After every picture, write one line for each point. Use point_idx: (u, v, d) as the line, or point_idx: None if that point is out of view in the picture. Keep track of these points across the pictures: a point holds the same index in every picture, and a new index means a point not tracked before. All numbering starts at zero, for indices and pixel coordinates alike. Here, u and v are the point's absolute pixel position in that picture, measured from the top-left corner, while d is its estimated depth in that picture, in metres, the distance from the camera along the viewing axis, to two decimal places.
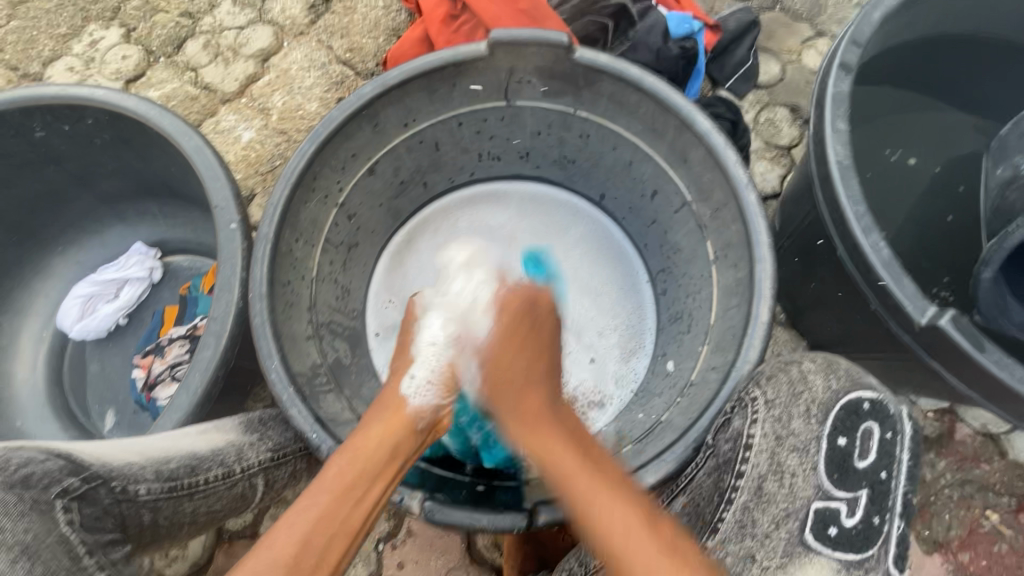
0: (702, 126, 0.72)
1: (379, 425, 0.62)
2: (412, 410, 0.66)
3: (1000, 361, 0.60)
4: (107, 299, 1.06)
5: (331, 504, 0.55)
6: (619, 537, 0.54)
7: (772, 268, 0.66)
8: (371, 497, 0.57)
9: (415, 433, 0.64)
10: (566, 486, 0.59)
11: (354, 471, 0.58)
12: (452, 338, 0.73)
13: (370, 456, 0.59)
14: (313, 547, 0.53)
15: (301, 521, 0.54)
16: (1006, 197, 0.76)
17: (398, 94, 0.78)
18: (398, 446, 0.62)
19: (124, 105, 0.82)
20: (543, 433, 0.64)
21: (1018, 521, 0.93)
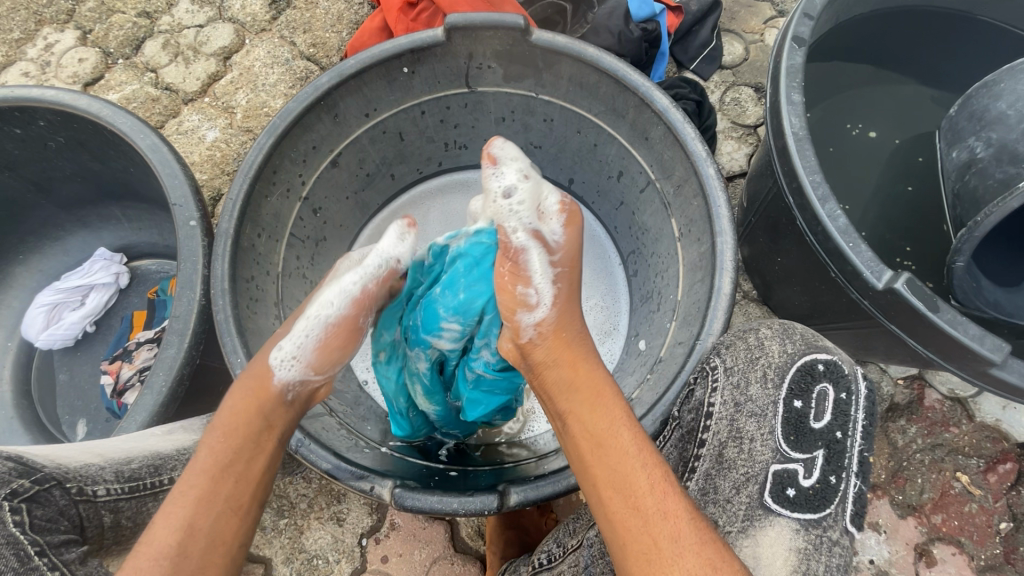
0: (661, 104, 0.73)
1: (243, 398, 0.60)
2: (279, 383, 0.62)
3: (954, 321, 0.61)
4: (73, 307, 1.03)
5: (207, 486, 0.53)
6: (666, 542, 0.49)
7: (732, 241, 0.66)
8: (251, 473, 0.56)
9: (283, 405, 0.61)
10: (617, 476, 0.53)
11: (227, 449, 0.56)
12: (337, 312, 0.67)
13: (235, 434, 0.57)
14: (199, 531, 0.51)
15: (178, 508, 0.52)
16: (966, 181, 0.78)
17: (357, 84, 0.78)
18: (269, 416, 0.60)
19: (76, 105, 0.80)
20: (602, 412, 0.58)
21: (987, 481, 0.95)
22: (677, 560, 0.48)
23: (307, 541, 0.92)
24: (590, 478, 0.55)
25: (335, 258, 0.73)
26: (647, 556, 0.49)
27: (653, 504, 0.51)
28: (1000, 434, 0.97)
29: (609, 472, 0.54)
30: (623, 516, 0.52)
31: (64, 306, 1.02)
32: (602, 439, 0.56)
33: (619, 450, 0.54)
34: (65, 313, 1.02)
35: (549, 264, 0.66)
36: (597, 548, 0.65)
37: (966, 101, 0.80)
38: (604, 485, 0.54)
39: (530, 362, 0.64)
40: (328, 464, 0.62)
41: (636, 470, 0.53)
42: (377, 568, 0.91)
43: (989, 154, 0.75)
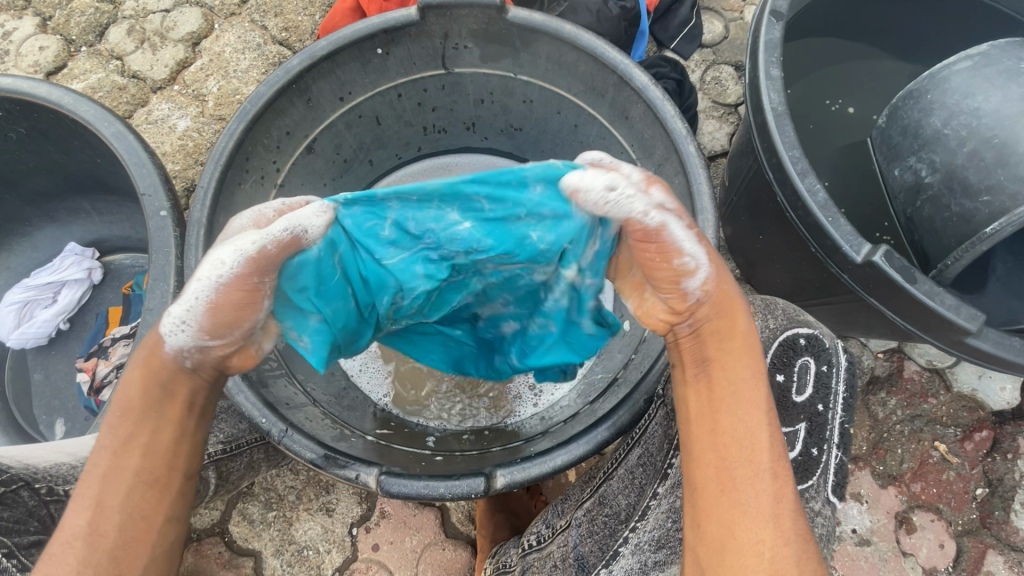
0: (640, 81, 0.72)
1: (137, 367, 0.52)
2: (171, 351, 0.51)
3: (931, 292, 0.61)
4: (45, 304, 1.00)
5: (112, 462, 0.48)
6: (769, 499, 0.49)
7: (714, 218, 0.66)
8: (158, 448, 0.50)
9: (183, 373, 0.52)
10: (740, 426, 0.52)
11: (128, 423, 0.50)
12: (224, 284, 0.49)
13: (137, 406, 0.50)
14: (110, 510, 0.47)
15: (88, 487, 0.48)
16: (918, 208, 0.74)
17: (329, 66, 0.75)
18: (168, 384, 0.52)
19: (34, 93, 0.77)
20: (738, 376, 0.54)
21: (963, 449, 0.98)
22: (774, 523, 0.48)
23: (297, 532, 0.92)
24: (711, 424, 0.53)
25: (246, 217, 0.53)
26: (746, 507, 0.49)
27: (765, 462, 0.50)
28: (976, 404, 0.99)
29: (734, 426, 0.52)
30: (730, 463, 0.51)
31: (36, 304, 0.99)
32: (739, 393, 0.53)
33: (751, 414, 0.52)
34: (37, 311, 0.99)
35: (691, 230, 0.52)
36: (585, 528, 0.65)
37: (895, 113, 0.77)
38: (726, 439, 0.51)
39: (689, 323, 0.55)
40: (310, 453, 0.62)
41: (762, 435, 0.51)
42: (368, 556, 0.91)
43: (936, 180, 0.72)
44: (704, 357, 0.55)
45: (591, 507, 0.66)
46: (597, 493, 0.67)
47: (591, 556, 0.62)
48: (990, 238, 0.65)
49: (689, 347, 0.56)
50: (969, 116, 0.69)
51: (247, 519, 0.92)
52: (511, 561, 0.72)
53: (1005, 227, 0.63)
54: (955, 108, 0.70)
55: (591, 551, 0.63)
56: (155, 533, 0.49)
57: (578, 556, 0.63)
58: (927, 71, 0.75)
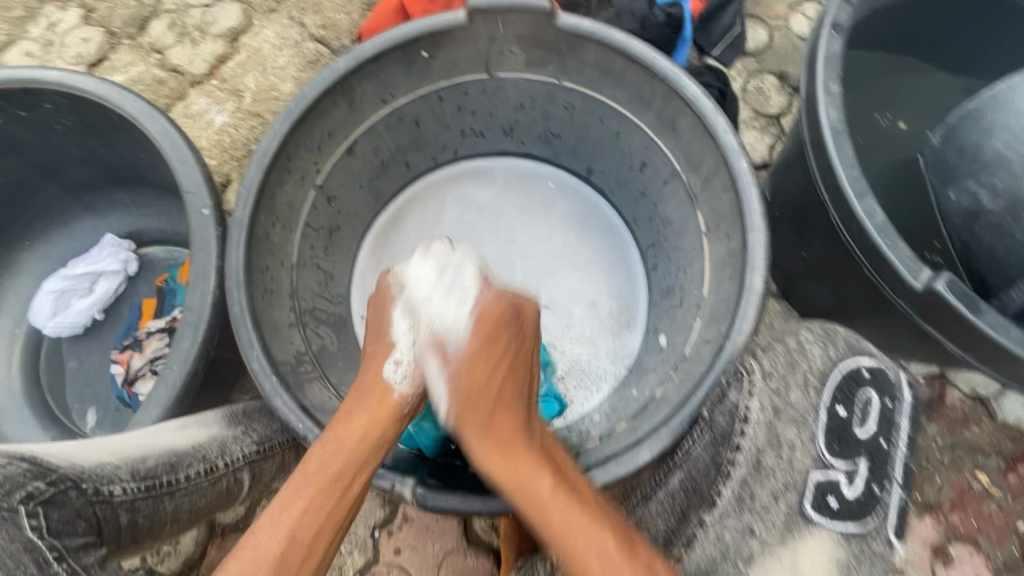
0: (691, 93, 0.70)
1: (363, 415, 0.60)
2: (398, 395, 0.63)
3: (996, 323, 0.59)
4: (81, 294, 1.01)
5: (316, 497, 0.54)
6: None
7: (765, 237, 0.64)
8: (354, 493, 0.56)
9: (386, 423, 0.61)
10: (541, 508, 0.54)
11: (336, 465, 0.56)
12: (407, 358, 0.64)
13: (344, 447, 0.57)
14: (299, 543, 0.51)
15: (284, 519, 0.52)
16: (977, 235, 0.71)
17: (373, 68, 0.75)
18: (380, 436, 0.60)
19: (82, 87, 0.77)
20: (513, 460, 0.57)
21: (1006, 481, 0.94)
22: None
23: None
24: (539, 515, 0.54)
25: None
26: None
27: (581, 540, 0.52)
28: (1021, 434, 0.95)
29: (567, 514, 0.53)
30: (588, 556, 0.51)
31: (72, 293, 1.00)
32: (520, 480, 0.55)
33: (534, 494, 0.54)
34: (73, 301, 1.00)
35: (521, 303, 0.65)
36: None
37: (953, 131, 0.74)
38: (554, 526, 0.53)
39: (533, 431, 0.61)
40: None
41: (550, 510, 0.53)
42: (390, 560, 0.91)
43: (997, 207, 0.68)
44: (478, 440, 0.59)
45: None
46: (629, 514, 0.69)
47: None
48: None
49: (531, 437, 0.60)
50: None
51: None
52: None
53: None
54: (1020, 129, 0.67)
55: None
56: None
57: None
58: (989, 90, 0.71)
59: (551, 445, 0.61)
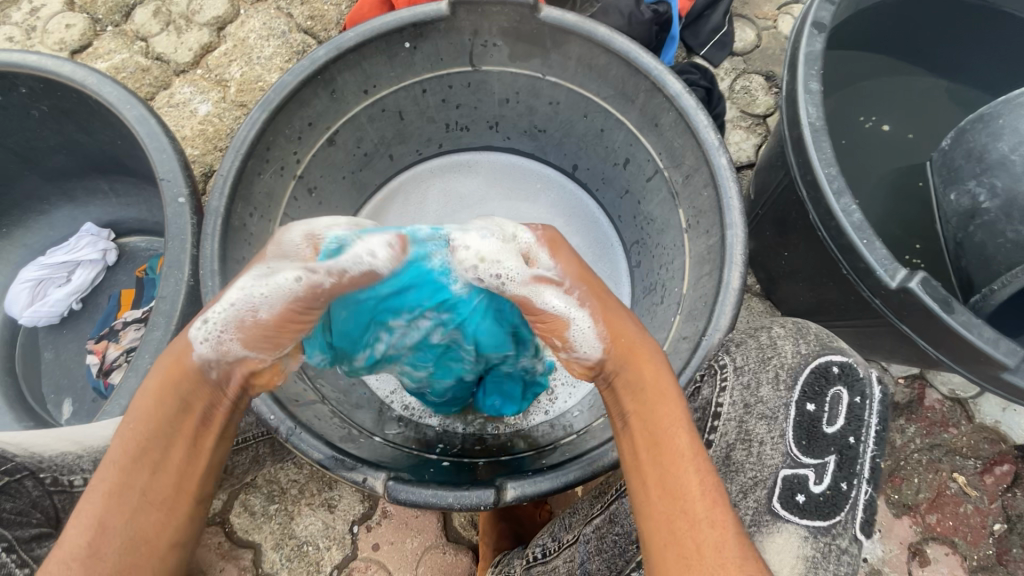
0: (673, 89, 0.70)
1: (152, 382, 0.52)
2: (199, 360, 0.52)
3: (969, 323, 0.59)
4: (59, 283, 1.00)
5: (119, 477, 0.48)
6: (692, 511, 0.48)
7: (743, 234, 0.64)
8: (171, 461, 0.50)
9: (206, 383, 0.52)
10: (655, 431, 0.52)
11: (137, 439, 0.49)
12: (268, 305, 0.52)
13: (154, 421, 0.50)
14: (111, 525, 0.47)
15: (90, 505, 0.47)
16: (971, 234, 0.72)
17: (355, 58, 0.74)
18: (189, 398, 0.52)
19: (58, 72, 0.76)
20: (651, 411, 0.53)
21: (983, 483, 0.95)
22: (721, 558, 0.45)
23: (297, 527, 0.91)
24: (653, 436, 0.52)
25: (297, 236, 0.55)
26: (700, 531, 0.47)
27: (685, 469, 0.49)
28: (998, 436, 0.96)
29: (663, 476, 0.50)
30: (688, 485, 0.49)
31: (50, 282, 0.99)
32: (658, 431, 0.52)
33: (660, 444, 0.51)
34: (50, 290, 0.99)
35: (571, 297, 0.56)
36: (593, 545, 0.64)
37: (961, 136, 0.74)
38: (663, 445, 0.51)
39: (603, 376, 0.57)
40: (319, 454, 0.61)
41: (669, 431, 0.51)
42: (367, 556, 0.90)
43: (995, 207, 0.69)
44: (648, 386, 0.54)
45: (602, 523, 0.65)
46: (607, 510, 0.65)
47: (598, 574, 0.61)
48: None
49: (612, 398, 0.57)
50: None
51: (249, 510, 0.91)
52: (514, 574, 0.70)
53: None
54: None
55: (598, 569, 0.62)
56: (161, 552, 0.48)
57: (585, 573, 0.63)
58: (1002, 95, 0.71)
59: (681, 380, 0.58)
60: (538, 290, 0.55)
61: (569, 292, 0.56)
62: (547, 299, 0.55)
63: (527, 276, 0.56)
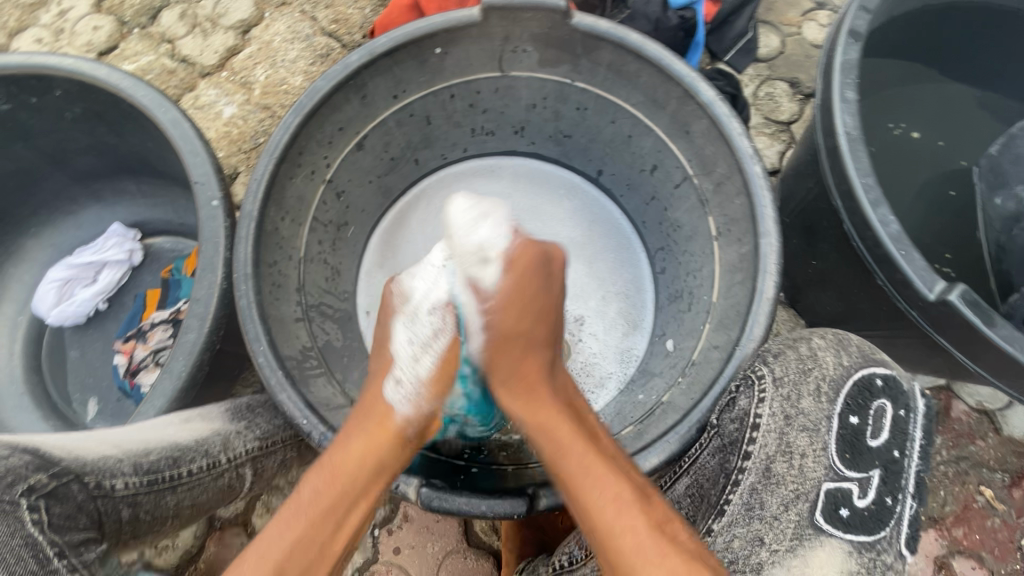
0: (706, 96, 0.69)
1: (362, 440, 0.59)
2: (400, 420, 0.62)
3: (1010, 337, 0.58)
4: (85, 283, 1.01)
5: (310, 528, 0.55)
6: (610, 511, 0.53)
7: (778, 243, 0.64)
8: (349, 522, 0.57)
9: (400, 446, 0.62)
10: (557, 447, 0.59)
11: (331, 495, 0.57)
12: (431, 343, 0.66)
13: (347, 480, 0.57)
14: (291, 572, 0.53)
15: (276, 547, 0.54)
16: (1014, 236, 0.73)
17: (386, 64, 0.74)
18: (384, 460, 0.60)
19: (93, 75, 0.77)
20: (535, 405, 0.62)
21: (1010, 496, 0.93)
22: (631, 524, 0.52)
23: None
24: (565, 452, 0.58)
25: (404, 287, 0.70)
26: (600, 504, 0.54)
27: (596, 475, 0.55)
28: None
29: (589, 483, 0.55)
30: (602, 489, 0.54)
31: (76, 282, 1.00)
32: (542, 422, 0.61)
33: (556, 433, 0.60)
34: (76, 290, 1.00)
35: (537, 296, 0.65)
36: None
37: (1011, 141, 0.76)
38: (573, 459, 0.57)
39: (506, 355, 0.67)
40: None
41: (572, 446, 0.58)
42: (389, 560, 0.90)
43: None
44: (504, 373, 0.63)
45: None
46: None
47: None
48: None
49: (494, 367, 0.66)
50: None
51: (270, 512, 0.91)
52: None
53: None
54: None
55: None
56: None
57: None
58: None
59: (568, 397, 0.65)
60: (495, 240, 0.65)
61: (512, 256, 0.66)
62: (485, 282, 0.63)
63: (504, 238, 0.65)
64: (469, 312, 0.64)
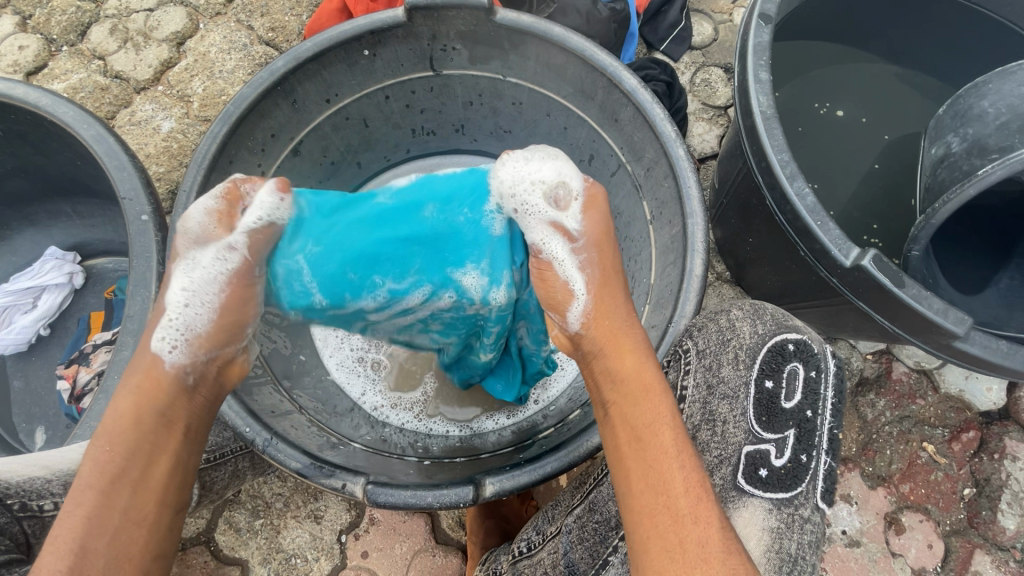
0: (628, 85, 0.71)
1: (129, 396, 0.51)
2: (170, 369, 0.52)
3: (920, 295, 0.62)
4: (24, 310, 0.97)
5: (98, 498, 0.46)
6: (680, 498, 0.46)
7: (703, 223, 0.66)
8: (152, 478, 0.48)
9: (183, 396, 0.52)
10: (637, 416, 0.51)
11: (118, 457, 0.47)
12: (213, 292, 0.54)
13: (128, 439, 0.48)
14: (94, 552, 0.44)
15: (67, 526, 0.45)
16: (936, 175, 0.77)
17: (314, 68, 0.74)
18: (167, 412, 0.51)
19: (11, 94, 0.75)
20: (636, 373, 0.53)
21: (951, 450, 0.98)
22: (704, 525, 0.45)
23: (285, 540, 0.90)
24: (640, 423, 0.51)
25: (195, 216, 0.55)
26: (664, 485, 0.47)
27: (672, 464, 0.48)
28: (964, 404, 1.00)
29: (649, 463, 0.48)
30: (667, 476, 0.47)
31: (15, 309, 0.97)
32: (634, 390, 0.52)
33: (646, 409, 0.51)
34: (16, 316, 0.97)
35: (577, 255, 0.57)
36: (575, 534, 0.65)
37: (954, 101, 0.78)
38: (650, 431, 0.50)
39: (582, 353, 0.58)
40: (297, 463, 0.61)
41: (660, 422, 0.50)
42: (357, 564, 0.89)
43: (962, 149, 0.73)
44: (607, 327, 0.56)
45: (581, 513, 0.66)
46: (586, 499, 0.67)
47: (581, 563, 0.62)
48: (979, 182, 0.65)
49: (591, 381, 0.57)
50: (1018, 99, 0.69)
51: (234, 527, 0.90)
52: (501, 568, 0.72)
53: (997, 169, 0.64)
54: (1007, 91, 0.71)
55: (581, 557, 0.62)
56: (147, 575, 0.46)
57: (568, 563, 0.63)
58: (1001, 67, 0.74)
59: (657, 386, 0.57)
60: (549, 234, 0.58)
61: (578, 254, 0.57)
62: (568, 305, 0.57)
63: (549, 220, 0.58)
64: (557, 252, 0.57)
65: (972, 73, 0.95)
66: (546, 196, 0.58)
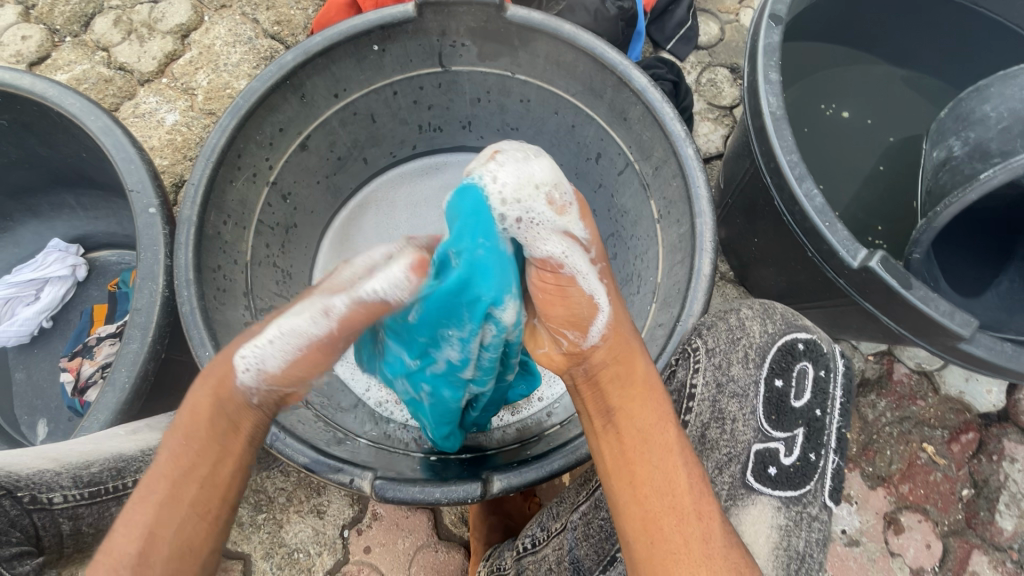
0: (638, 83, 0.71)
1: (204, 393, 0.53)
2: (240, 386, 0.52)
3: (926, 297, 0.62)
4: (27, 302, 0.97)
5: (171, 489, 0.49)
6: (684, 497, 0.51)
7: (712, 223, 0.66)
8: (220, 476, 0.51)
9: (251, 407, 0.53)
10: (643, 427, 0.54)
11: (192, 452, 0.50)
12: (302, 338, 0.52)
13: (201, 437, 0.51)
14: (160, 539, 0.48)
15: (139, 514, 0.48)
16: (937, 177, 0.77)
17: (323, 62, 0.74)
18: (234, 416, 0.53)
19: (18, 85, 0.75)
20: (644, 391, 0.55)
21: (950, 450, 0.99)
22: (705, 519, 0.50)
23: (287, 535, 0.90)
24: (645, 430, 0.54)
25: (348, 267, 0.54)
26: (667, 486, 0.51)
27: (675, 467, 0.52)
28: (963, 406, 1.01)
29: (654, 468, 0.52)
30: (671, 478, 0.52)
31: (17, 301, 0.97)
32: (640, 401, 0.55)
33: (651, 419, 0.54)
34: (18, 308, 0.97)
35: (593, 264, 0.55)
36: (581, 531, 0.65)
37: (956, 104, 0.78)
38: (655, 438, 0.53)
39: (586, 367, 0.57)
40: (305, 458, 0.61)
41: (663, 429, 0.54)
42: (360, 559, 0.90)
43: (965, 152, 0.74)
44: (614, 349, 0.56)
45: (587, 510, 0.66)
46: (592, 496, 0.67)
47: (587, 559, 0.63)
48: (980, 186, 0.64)
49: (593, 392, 0.57)
50: (1018, 102, 0.69)
51: (237, 521, 0.90)
52: (506, 564, 0.72)
53: (997, 173, 0.64)
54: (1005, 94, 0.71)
55: (587, 553, 0.64)
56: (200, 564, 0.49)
57: (574, 559, 0.64)
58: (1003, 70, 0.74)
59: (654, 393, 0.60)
60: (566, 245, 0.54)
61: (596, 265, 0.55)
62: (592, 321, 0.55)
63: (558, 231, 0.54)
64: (580, 264, 0.54)
65: (976, 76, 0.96)
66: (549, 205, 0.54)
